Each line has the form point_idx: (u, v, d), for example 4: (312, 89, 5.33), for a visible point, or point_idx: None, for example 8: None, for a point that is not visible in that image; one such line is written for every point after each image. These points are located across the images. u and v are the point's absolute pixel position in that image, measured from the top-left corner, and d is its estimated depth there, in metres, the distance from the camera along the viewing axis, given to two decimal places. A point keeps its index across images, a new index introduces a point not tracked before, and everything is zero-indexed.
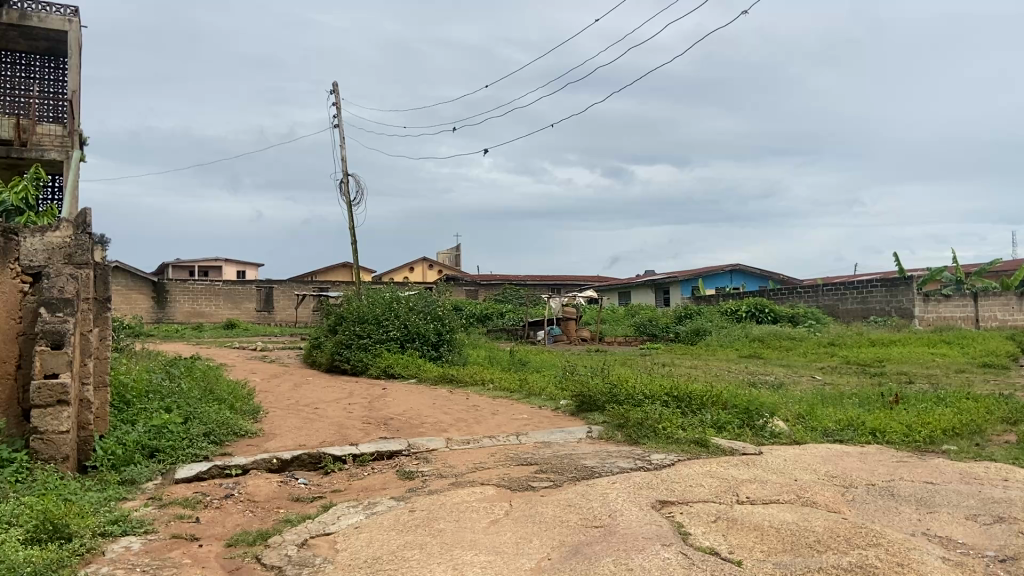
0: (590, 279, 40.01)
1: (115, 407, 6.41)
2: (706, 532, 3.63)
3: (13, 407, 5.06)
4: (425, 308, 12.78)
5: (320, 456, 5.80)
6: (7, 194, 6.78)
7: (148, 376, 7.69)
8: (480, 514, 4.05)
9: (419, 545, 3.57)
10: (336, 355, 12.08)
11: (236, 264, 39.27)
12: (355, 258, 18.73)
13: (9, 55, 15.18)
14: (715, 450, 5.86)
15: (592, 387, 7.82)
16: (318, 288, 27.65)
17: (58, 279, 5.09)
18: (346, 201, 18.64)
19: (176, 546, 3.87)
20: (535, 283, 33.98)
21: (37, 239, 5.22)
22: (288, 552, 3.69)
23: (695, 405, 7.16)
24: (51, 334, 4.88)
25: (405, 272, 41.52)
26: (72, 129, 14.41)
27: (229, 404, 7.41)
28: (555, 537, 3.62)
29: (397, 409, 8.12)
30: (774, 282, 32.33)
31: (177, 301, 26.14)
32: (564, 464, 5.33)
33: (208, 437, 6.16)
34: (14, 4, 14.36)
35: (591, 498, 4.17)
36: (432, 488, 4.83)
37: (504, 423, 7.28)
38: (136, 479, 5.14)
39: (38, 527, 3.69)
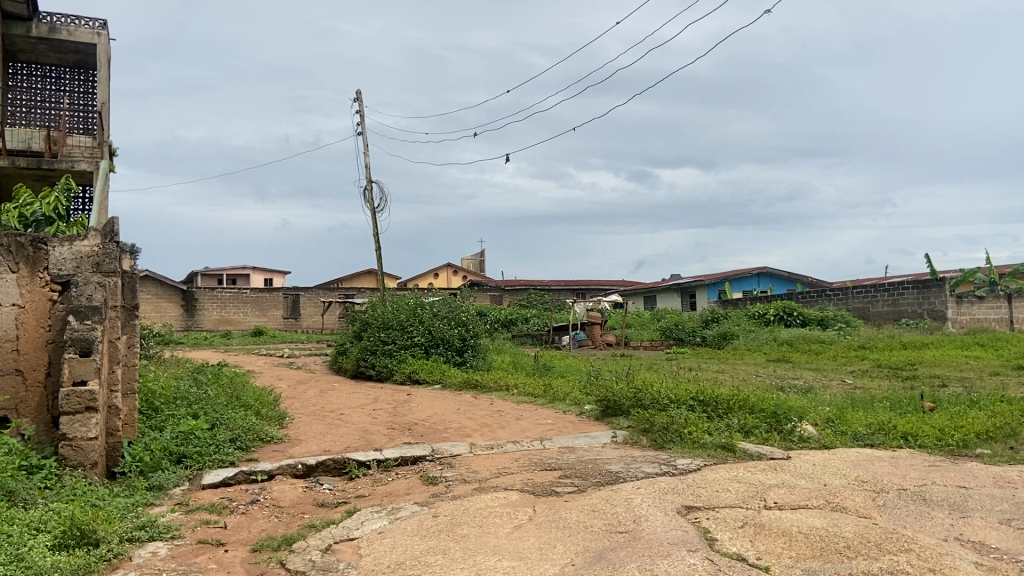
0: (616, 283, 39.83)
1: (143, 414, 6.50)
2: (732, 537, 3.59)
3: (43, 414, 5.15)
4: (449, 314, 12.82)
5: (344, 461, 5.84)
6: (39, 205, 6.88)
7: (177, 383, 7.79)
8: (503, 520, 4.04)
9: (442, 550, 3.57)
10: (362, 361, 12.17)
11: (263, 272, 39.68)
12: (380, 264, 18.87)
13: (40, 68, 15.48)
14: (742, 455, 5.81)
15: (616, 391, 7.78)
16: (344, 294, 27.85)
17: (86, 287, 5.16)
18: (370, 208, 18.74)
19: (202, 551, 3.91)
20: (560, 288, 33.96)
21: (66, 248, 5.31)
22: (311, 557, 3.70)
23: (722, 409, 7.10)
24: (80, 342, 4.94)
25: (431, 278, 41.67)
26: (102, 140, 14.69)
27: (255, 411, 7.48)
28: (579, 542, 3.60)
29: (422, 414, 8.13)
30: (803, 285, 31.97)
31: (206, 309, 26.48)
32: (588, 469, 5.31)
33: (234, 443, 6.23)
34: (44, 18, 14.62)
35: (616, 504, 4.14)
36: (456, 493, 4.84)
37: (529, 428, 7.27)
38: (163, 485, 5.20)
39: (66, 532, 3.74)
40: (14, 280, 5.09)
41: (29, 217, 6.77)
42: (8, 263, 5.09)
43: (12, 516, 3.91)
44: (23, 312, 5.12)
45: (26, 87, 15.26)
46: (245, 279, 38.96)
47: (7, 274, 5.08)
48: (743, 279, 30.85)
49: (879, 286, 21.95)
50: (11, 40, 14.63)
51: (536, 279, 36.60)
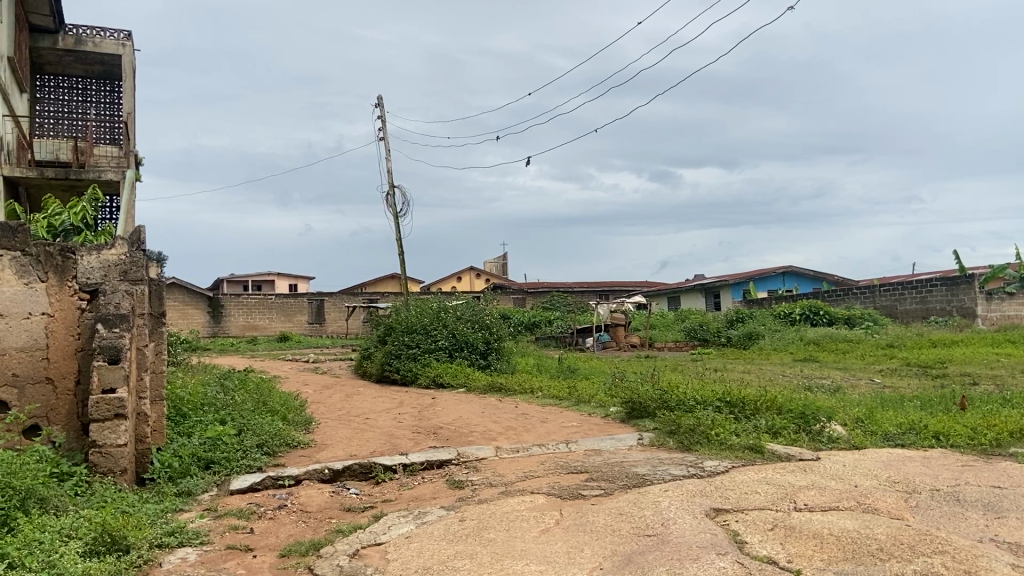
0: (639, 284, 39.64)
1: (171, 421, 6.56)
2: (762, 540, 3.54)
3: (73, 422, 5.21)
4: (472, 317, 12.84)
5: (371, 465, 5.85)
6: (66, 215, 7.00)
7: (204, 389, 7.85)
8: (530, 523, 4.02)
9: (469, 555, 3.56)
10: (386, 365, 12.18)
11: (287, 277, 39.97)
12: (404, 269, 18.96)
13: (67, 80, 15.79)
14: (771, 456, 5.74)
15: (642, 393, 7.73)
16: (368, 298, 27.98)
17: (114, 295, 5.22)
18: (392, 213, 18.85)
19: (231, 557, 3.94)
20: (583, 290, 33.90)
21: (94, 257, 5.36)
22: (339, 562, 3.70)
23: (750, 410, 7.03)
24: (108, 349, 5.00)
25: (453, 282, 41.74)
26: (128, 149, 14.98)
27: (281, 416, 7.53)
28: (606, 546, 3.57)
29: (447, 418, 8.14)
30: (830, 285, 31.59)
31: (232, 315, 26.70)
32: (615, 472, 5.28)
33: (261, 448, 6.27)
34: (70, 30, 14.85)
35: (644, 507, 4.11)
36: (482, 497, 4.83)
37: (554, 431, 7.25)
38: (192, 490, 5.25)
39: (97, 539, 3.77)
40: (43, 290, 5.17)
41: (58, 227, 6.91)
42: (37, 272, 5.16)
43: (44, 524, 3.94)
44: (52, 321, 5.19)
45: (53, 99, 15.46)
46: (270, 285, 39.23)
47: (37, 284, 5.16)
48: (768, 279, 30.64)
49: (907, 284, 21.66)
50: (38, 53, 14.83)
51: (559, 282, 36.56)
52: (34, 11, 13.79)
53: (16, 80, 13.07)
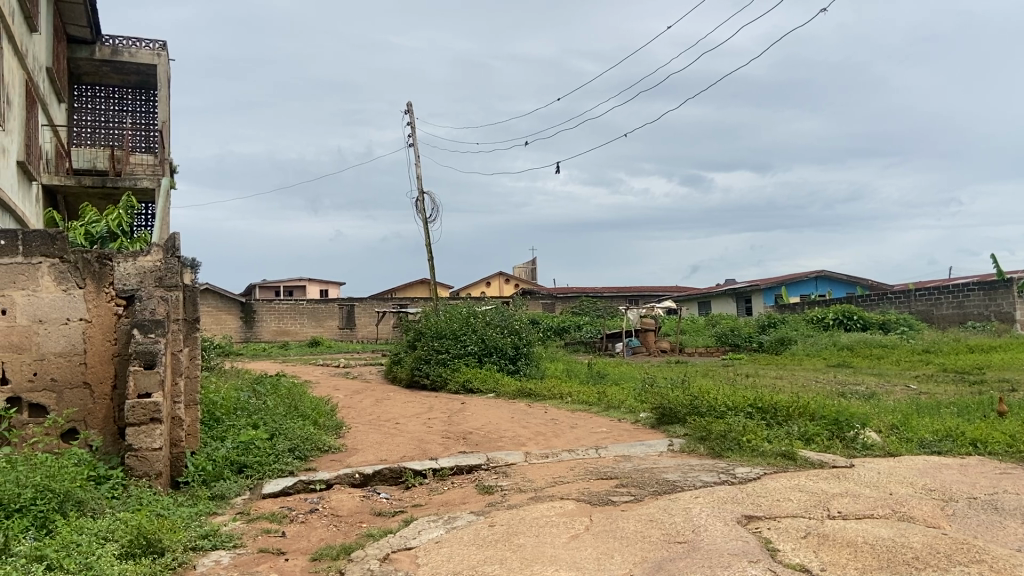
0: (670, 288, 39.37)
1: (205, 425, 6.66)
2: (795, 548, 3.50)
3: (110, 425, 5.30)
4: (502, 323, 12.87)
5: (401, 470, 5.87)
6: (104, 223, 7.16)
7: (237, 394, 7.95)
8: (560, 530, 4.01)
9: (499, 560, 3.56)
10: (416, 370, 12.23)
11: (318, 283, 40.34)
12: (434, 274, 19.09)
13: (104, 89, 16.16)
14: (804, 463, 5.67)
15: (672, 399, 7.69)
16: (398, 304, 28.20)
17: (150, 301, 5.29)
18: (421, 218, 18.98)
19: (264, 560, 3.98)
20: (613, 295, 33.84)
21: (130, 263, 5.41)
22: (369, 566, 3.73)
23: (782, 417, 6.95)
24: (144, 354, 5.07)
25: (483, 287, 41.92)
26: (162, 157, 15.32)
27: (312, 421, 7.59)
28: (637, 552, 3.55)
29: (477, 423, 8.16)
30: (864, 288, 31.08)
31: (264, 320, 27.00)
32: (645, 478, 5.24)
33: (293, 453, 6.34)
34: (107, 41, 15.14)
35: (674, 514, 4.08)
36: (512, 502, 4.82)
37: (584, 437, 7.22)
38: (225, 494, 5.31)
39: (132, 542, 3.84)
40: (81, 296, 5.26)
41: (95, 235, 7.05)
42: (75, 279, 5.25)
43: (81, 526, 4.01)
44: (90, 326, 5.28)
45: (90, 108, 15.83)
46: (301, 291, 39.71)
47: (75, 290, 5.25)
48: (800, 283, 30.37)
49: (943, 288, 21.32)
50: (76, 63, 15.14)
51: (588, 286, 36.48)
52: (72, 22, 14.09)
53: (55, 90, 13.38)
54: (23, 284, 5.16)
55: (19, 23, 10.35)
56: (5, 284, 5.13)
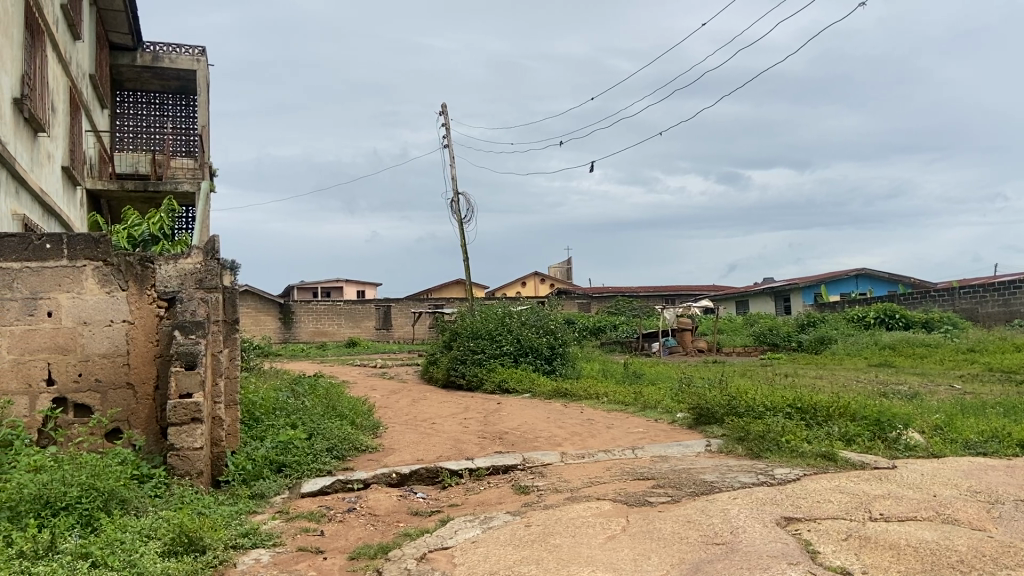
0: (706, 287, 38.99)
1: (245, 424, 6.76)
2: (836, 550, 3.45)
3: (153, 425, 5.40)
4: (537, 323, 12.86)
5: (438, 470, 5.90)
6: (146, 225, 7.32)
7: (276, 394, 8.05)
8: (596, 530, 3.99)
9: (536, 560, 3.56)
10: (452, 370, 12.28)
11: (355, 284, 40.73)
12: (469, 275, 19.16)
13: (146, 95, 16.49)
14: (845, 464, 5.58)
15: (710, 399, 7.61)
16: (434, 304, 28.35)
17: (191, 303, 5.39)
18: (456, 219, 19.05)
19: (303, 558, 4.02)
20: (649, 294, 33.64)
21: (171, 266, 5.51)
22: (407, 565, 3.75)
23: (821, 417, 6.85)
24: (185, 355, 5.16)
25: (518, 287, 41.97)
26: (202, 161, 15.58)
27: (350, 420, 7.67)
28: (674, 554, 3.52)
29: (512, 423, 8.17)
30: (906, 287, 30.51)
31: (302, 321, 27.31)
32: (682, 479, 5.19)
33: (331, 452, 6.41)
34: (148, 47, 15.43)
35: (712, 514, 4.04)
36: (548, 503, 4.81)
37: (620, 437, 7.19)
38: (265, 493, 5.37)
39: (175, 540, 3.91)
40: (124, 298, 5.37)
41: (137, 238, 7.22)
42: (118, 281, 5.37)
43: (125, 524, 4.09)
44: (133, 328, 5.39)
45: (132, 113, 16.17)
46: (338, 292, 40.14)
47: (118, 292, 5.36)
48: (840, 281, 29.93)
49: (989, 285, 20.85)
50: (117, 70, 15.47)
51: (624, 286, 36.29)
52: (114, 29, 14.39)
53: (98, 96, 13.66)
54: (68, 286, 5.27)
55: (64, 31, 10.59)
56: (50, 288, 5.24)
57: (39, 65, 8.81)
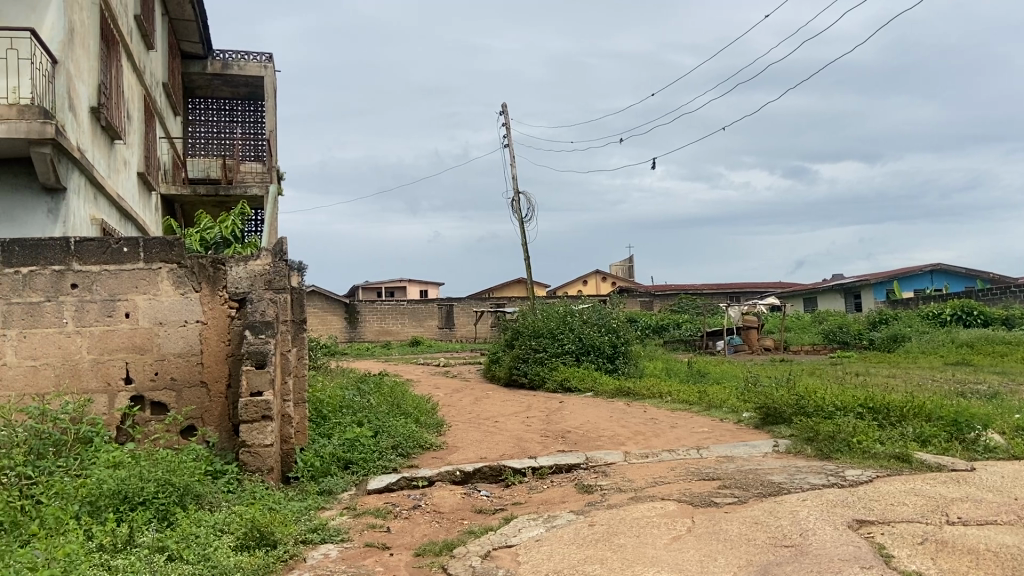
0: (772, 284, 38.19)
1: (313, 422, 6.92)
2: (911, 554, 3.34)
3: (225, 422, 5.57)
4: (599, 321, 12.80)
5: (501, 468, 5.92)
6: (218, 229, 7.54)
7: (343, 393, 8.21)
8: (661, 530, 3.95)
9: (599, 560, 3.54)
10: (515, 369, 12.32)
11: (418, 284, 41.18)
12: (531, 274, 19.17)
13: (217, 102, 17.01)
14: (920, 466, 5.40)
15: (777, 399, 7.46)
16: (496, 303, 28.47)
17: (260, 303, 5.52)
18: (517, 218, 19.10)
19: (369, 554, 4.09)
20: (713, 291, 33.14)
21: (242, 267, 5.62)
22: (471, 563, 3.77)
23: (894, 417, 6.64)
24: (255, 354, 5.29)
25: (580, 286, 41.81)
26: (271, 166, 15.89)
27: (415, 419, 7.77)
28: (741, 556, 3.46)
29: (575, 422, 8.14)
30: (984, 282, 29.35)
31: (367, 321, 27.74)
32: (750, 480, 5.10)
33: (396, 450, 6.49)
34: (218, 55, 15.84)
35: (781, 516, 3.96)
36: (612, 502, 4.79)
37: (685, 437, 7.11)
38: (332, 489, 5.48)
39: (247, 534, 4.02)
40: (197, 299, 5.54)
41: (209, 241, 7.46)
42: (191, 283, 5.54)
43: (200, 518, 4.23)
44: (206, 328, 5.56)
45: (204, 120, 16.74)
46: (402, 292, 40.67)
47: (191, 293, 5.54)
48: (914, 277, 28.97)
49: None
50: (189, 78, 15.97)
51: (688, 284, 35.84)
52: (186, 39, 14.86)
53: (171, 104, 14.13)
54: (145, 288, 5.46)
55: (137, 41, 10.98)
56: (127, 289, 5.44)
57: (115, 75, 9.15)
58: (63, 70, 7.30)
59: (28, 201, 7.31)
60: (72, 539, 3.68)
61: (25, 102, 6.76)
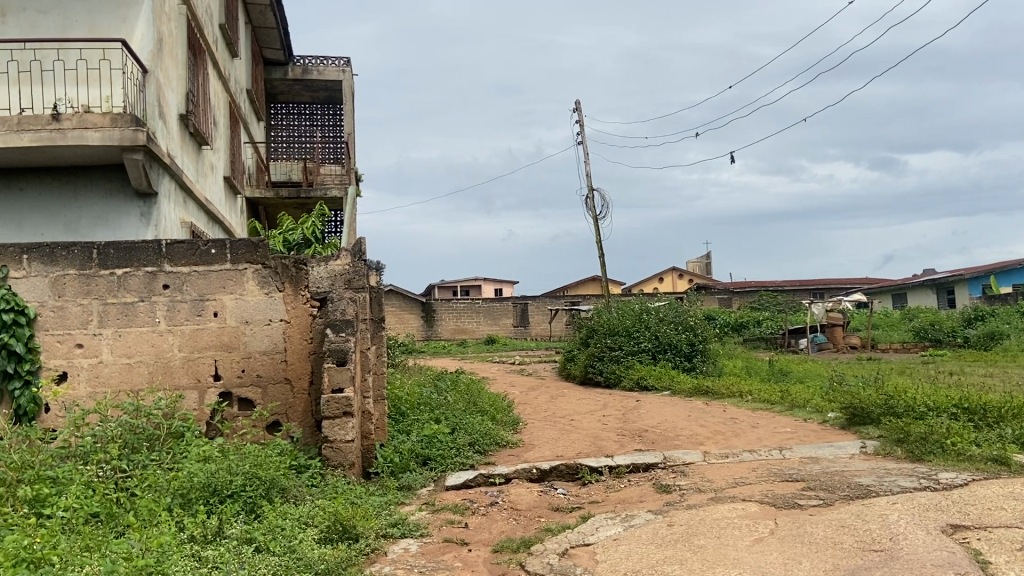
0: (857, 280, 36.96)
1: (392, 418, 7.04)
2: (1011, 561, 3.18)
3: (308, 418, 5.71)
4: (676, 319, 12.63)
5: (577, 467, 5.91)
6: (299, 230, 7.76)
7: (420, 390, 8.33)
8: (742, 532, 3.87)
9: (679, 561, 3.50)
10: (590, 367, 12.26)
11: (493, 282, 41.44)
12: (606, 272, 19.05)
13: (297, 107, 17.47)
14: (1020, 470, 5.14)
15: (864, 399, 7.21)
16: (570, 301, 28.41)
17: (341, 302, 5.63)
18: (592, 216, 19.01)
19: (448, 550, 4.13)
20: (795, 288, 32.29)
21: (322, 267, 5.76)
22: (549, 560, 3.77)
23: (992, 419, 6.34)
24: (337, 352, 5.41)
25: (656, 283, 41.31)
26: (349, 168, 15.95)
27: (491, 416, 7.82)
28: (827, 559, 3.36)
29: (652, 421, 8.05)
30: None
31: (443, 319, 28.06)
32: (836, 482, 4.94)
33: (473, 447, 6.55)
34: (298, 61, 16.30)
35: (869, 520, 3.83)
36: (691, 502, 4.72)
37: (767, 437, 6.95)
38: (412, 485, 5.57)
39: (331, 527, 4.12)
40: (281, 298, 5.70)
41: (292, 242, 7.69)
42: (275, 283, 5.70)
43: (285, 511, 4.35)
44: (289, 326, 5.72)
45: (285, 125, 17.27)
46: (477, 290, 40.99)
47: (275, 293, 5.70)
48: (1011, 272, 27.60)
49: None
50: (271, 84, 16.45)
51: (768, 281, 35.02)
52: (268, 46, 15.32)
53: (254, 110, 14.58)
54: (231, 288, 5.65)
55: (222, 50, 11.36)
56: (215, 289, 5.63)
57: (202, 83, 9.49)
58: (153, 79, 7.59)
59: (121, 206, 7.65)
60: (166, 530, 3.84)
61: (117, 110, 7.21)
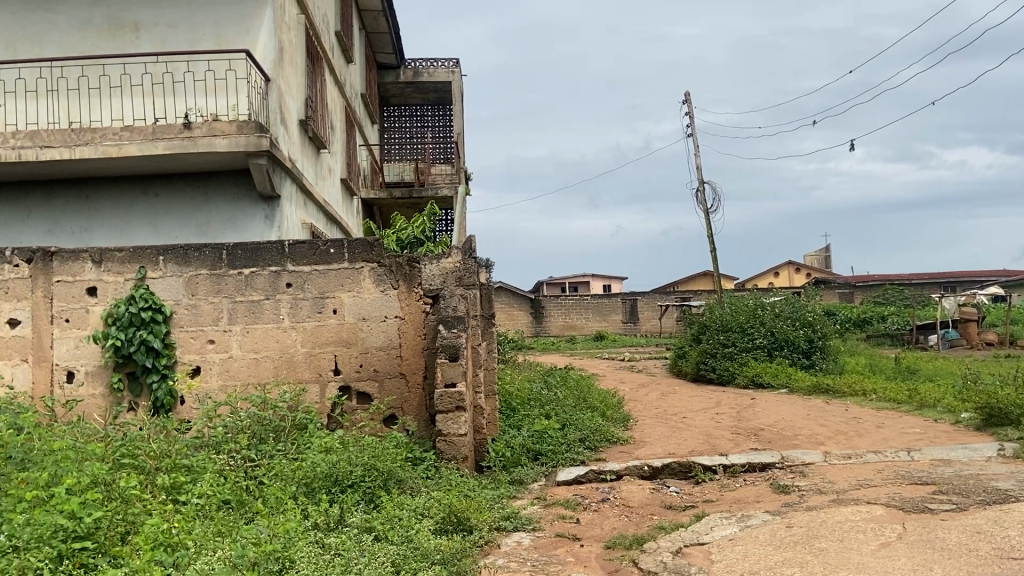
0: (993, 272, 34.63)
1: (503, 413, 7.13)
2: None
3: (423, 412, 5.86)
4: (793, 315, 12.20)
5: (690, 465, 5.80)
6: (411, 229, 7.96)
7: (531, 386, 8.39)
8: (867, 536, 3.71)
9: (799, 563, 3.39)
10: (702, 364, 12.02)
11: (602, 279, 41.23)
12: (718, 267, 18.60)
13: (409, 108, 17.92)
14: None
15: (1002, 399, 6.76)
16: (681, 297, 27.90)
17: (452, 299, 5.70)
18: (702, 209, 18.61)
19: (560, 544, 4.15)
20: (922, 282, 30.59)
21: (434, 265, 5.88)
22: (663, 559, 3.73)
23: None
24: (449, 348, 5.50)
25: (771, 277, 40.01)
26: (458, 167, 16.17)
27: (601, 412, 7.79)
28: (961, 567, 3.17)
29: (768, 419, 7.81)
30: None
31: (552, 316, 28.15)
32: (970, 486, 4.66)
33: (583, 443, 6.54)
34: (410, 64, 16.69)
35: (1008, 526, 3.59)
36: (811, 503, 4.56)
37: (893, 438, 6.62)
38: (523, 479, 5.62)
39: (446, 518, 4.21)
40: (395, 296, 5.86)
41: (404, 240, 7.90)
42: (390, 281, 5.87)
43: (402, 502, 4.47)
44: (403, 323, 5.87)
45: (398, 126, 17.73)
46: (585, 287, 40.90)
47: (390, 291, 5.86)
48: None
49: None
50: (384, 87, 16.92)
51: (892, 274, 33.32)
52: (381, 50, 15.77)
53: (368, 114, 15.04)
54: (349, 286, 5.85)
55: (338, 56, 11.76)
56: (334, 288, 5.85)
57: (320, 88, 9.86)
58: (276, 87, 7.94)
59: (247, 209, 8.06)
60: (291, 517, 4.03)
61: (243, 117, 7.61)
